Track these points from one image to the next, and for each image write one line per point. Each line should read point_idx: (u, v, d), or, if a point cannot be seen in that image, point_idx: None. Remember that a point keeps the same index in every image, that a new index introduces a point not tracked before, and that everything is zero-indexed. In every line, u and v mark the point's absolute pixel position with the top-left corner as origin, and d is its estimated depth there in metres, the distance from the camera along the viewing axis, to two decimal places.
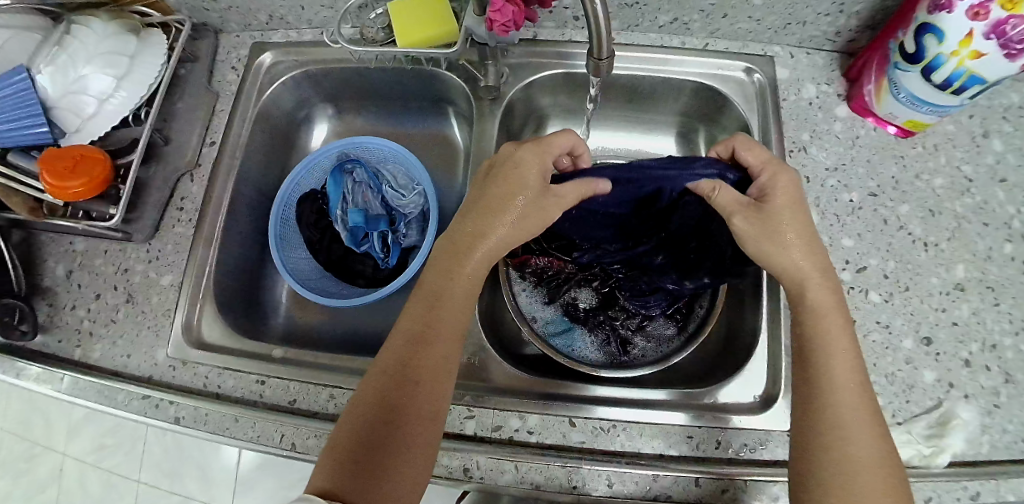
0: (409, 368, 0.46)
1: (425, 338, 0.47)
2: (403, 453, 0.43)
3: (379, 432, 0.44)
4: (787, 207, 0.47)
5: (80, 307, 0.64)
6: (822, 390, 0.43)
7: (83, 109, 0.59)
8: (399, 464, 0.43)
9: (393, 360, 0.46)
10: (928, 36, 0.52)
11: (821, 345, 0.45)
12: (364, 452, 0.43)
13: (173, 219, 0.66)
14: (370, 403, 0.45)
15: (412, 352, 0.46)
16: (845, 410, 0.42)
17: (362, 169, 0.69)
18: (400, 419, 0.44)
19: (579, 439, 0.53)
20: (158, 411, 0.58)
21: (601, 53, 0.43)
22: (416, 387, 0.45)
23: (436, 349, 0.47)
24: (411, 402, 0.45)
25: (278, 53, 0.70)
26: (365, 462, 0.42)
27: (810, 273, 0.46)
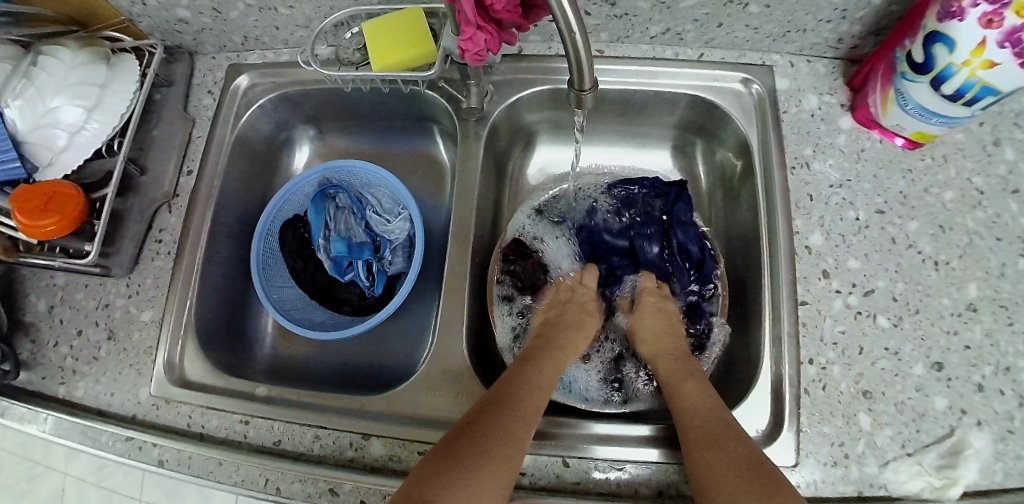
0: (505, 390, 0.49)
1: (516, 376, 0.51)
2: (486, 459, 0.43)
3: (472, 439, 0.44)
4: (651, 318, 0.60)
5: (62, 344, 0.63)
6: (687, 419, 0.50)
7: (55, 143, 0.57)
8: (481, 469, 0.42)
9: (500, 385, 0.50)
10: (937, 45, 0.49)
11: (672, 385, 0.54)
12: (451, 450, 0.43)
13: (153, 251, 0.64)
14: (472, 415, 0.47)
15: (515, 382, 0.50)
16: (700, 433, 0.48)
17: (344, 194, 0.67)
18: (487, 440, 0.44)
19: (573, 479, 0.51)
20: (142, 453, 0.56)
21: (583, 85, 0.40)
22: (508, 405, 0.47)
23: (535, 387, 0.51)
24: (503, 417, 0.46)
25: (254, 75, 0.67)
26: (448, 460, 0.42)
27: (662, 334, 0.59)
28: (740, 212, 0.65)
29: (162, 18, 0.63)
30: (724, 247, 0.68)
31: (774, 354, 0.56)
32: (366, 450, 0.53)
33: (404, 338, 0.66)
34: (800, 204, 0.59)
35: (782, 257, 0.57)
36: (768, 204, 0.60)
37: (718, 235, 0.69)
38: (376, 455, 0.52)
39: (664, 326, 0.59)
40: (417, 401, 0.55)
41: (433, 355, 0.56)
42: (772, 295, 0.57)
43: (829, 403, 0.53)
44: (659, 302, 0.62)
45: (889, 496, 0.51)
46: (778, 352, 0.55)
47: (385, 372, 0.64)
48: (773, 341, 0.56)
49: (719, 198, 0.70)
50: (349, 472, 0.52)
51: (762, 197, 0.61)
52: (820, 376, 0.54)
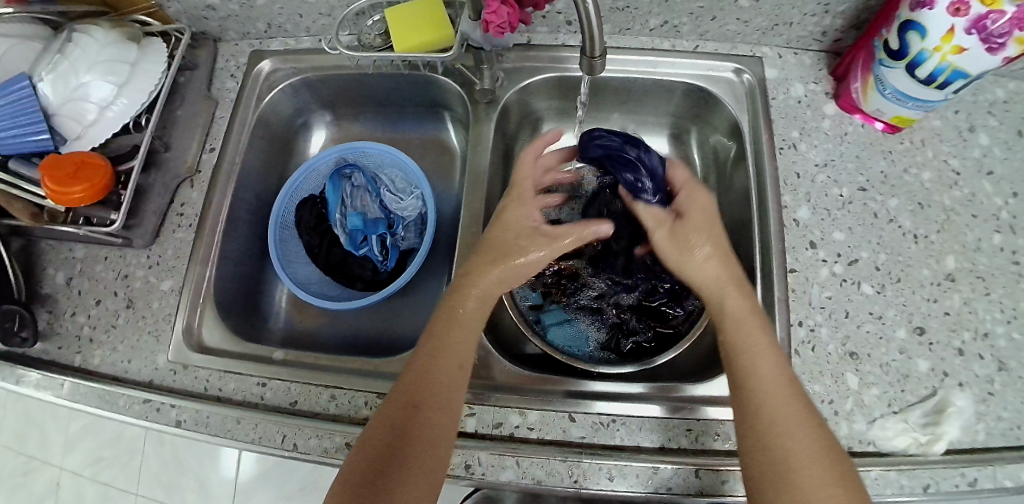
0: (418, 392, 0.46)
1: (428, 368, 0.48)
2: (411, 474, 0.43)
3: (387, 454, 0.43)
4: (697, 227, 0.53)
5: (80, 313, 0.65)
6: (755, 406, 0.44)
7: (85, 117, 0.60)
8: (409, 482, 0.43)
9: (404, 392, 0.47)
10: (911, 33, 0.54)
11: (745, 352, 0.47)
12: (381, 452, 0.44)
13: (173, 224, 0.66)
14: (395, 401, 0.46)
15: (426, 376, 0.47)
16: (779, 417, 0.43)
17: (360, 174, 0.70)
18: (416, 430, 0.44)
19: (579, 433, 0.53)
20: (160, 414, 0.58)
21: (594, 52, 0.44)
22: (426, 408, 0.46)
23: (445, 374, 0.48)
24: (421, 423, 0.45)
25: (276, 60, 0.71)
26: (383, 464, 0.43)
27: (721, 284, 0.50)
28: (733, 193, 0.69)
29: (192, 3, 0.66)
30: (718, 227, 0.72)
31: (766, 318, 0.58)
32: None
33: (415, 311, 0.68)
34: (789, 181, 0.63)
35: (773, 231, 0.61)
36: (760, 182, 0.64)
37: (713, 216, 0.73)
38: None
39: (730, 276, 0.51)
40: None
41: None
42: (765, 265, 0.61)
43: (820, 364, 0.56)
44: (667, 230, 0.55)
45: (877, 451, 0.54)
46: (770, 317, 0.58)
47: (396, 342, 0.67)
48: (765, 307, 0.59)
49: (713, 181, 0.74)
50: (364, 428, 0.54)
51: (754, 176, 0.65)
52: (809, 338, 0.57)
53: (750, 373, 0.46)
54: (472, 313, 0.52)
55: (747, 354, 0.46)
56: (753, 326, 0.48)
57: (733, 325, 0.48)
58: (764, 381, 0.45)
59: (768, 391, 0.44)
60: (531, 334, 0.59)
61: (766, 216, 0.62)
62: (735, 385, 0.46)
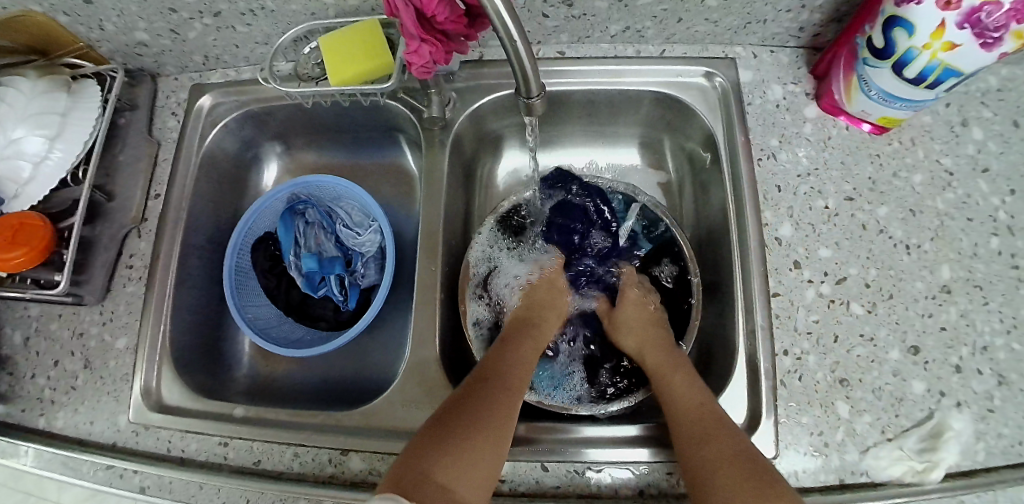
0: (489, 374, 0.50)
1: (499, 367, 0.51)
2: (478, 438, 0.43)
3: (460, 418, 0.44)
4: (631, 311, 0.60)
5: (39, 375, 0.62)
6: (669, 424, 0.49)
7: (20, 174, 0.57)
8: (479, 445, 0.42)
9: (484, 371, 0.50)
10: (897, 29, 0.49)
11: (662, 373, 0.53)
12: (451, 420, 0.44)
13: (124, 277, 0.63)
14: (468, 387, 0.48)
15: (499, 366, 0.51)
16: (685, 422, 0.48)
17: (313, 209, 0.67)
18: (482, 406, 0.46)
19: (553, 483, 0.51)
20: (123, 480, 0.56)
21: (530, 91, 0.39)
22: (498, 390, 0.48)
23: (521, 370, 0.52)
24: (497, 399, 0.47)
25: (218, 94, 0.66)
26: (451, 429, 0.43)
27: (643, 328, 0.58)
28: (712, 207, 0.65)
29: (121, 41, 0.62)
30: (697, 242, 0.68)
31: (750, 347, 0.55)
32: (346, 465, 0.52)
33: (384, 350, 0.65)
34: (770, 195, 0.59)
35: (753, 251, 0.57)
36: (738, 195, 0.60)
37: (692, 229, 0.69)
38: (356, 470, 0.52)
39: (653, 335, 0.57)
40: (396, 412, 0.54)
41: (409, 368, 0.55)
42: (746, 287, 0.57)
43: (808, 394, 0.53)
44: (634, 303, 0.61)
45: (871, 482, 0.51)
46: (752, 346, 0.55)
47: (364, 387, 0.64)
48: (747, 335, 0.56)
49: (691, 193, 0.70)
50: (329, 487, 0.51)
51: (732, 190, 0.60)
52: (796, 367, 0.54)
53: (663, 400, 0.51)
54: (528, 342, 0.56)
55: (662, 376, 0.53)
56: (684, 371, 0.53)
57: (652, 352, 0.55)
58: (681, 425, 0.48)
59: (684, 410, 0.49)
60: None
61: (745, 234, 0.58)
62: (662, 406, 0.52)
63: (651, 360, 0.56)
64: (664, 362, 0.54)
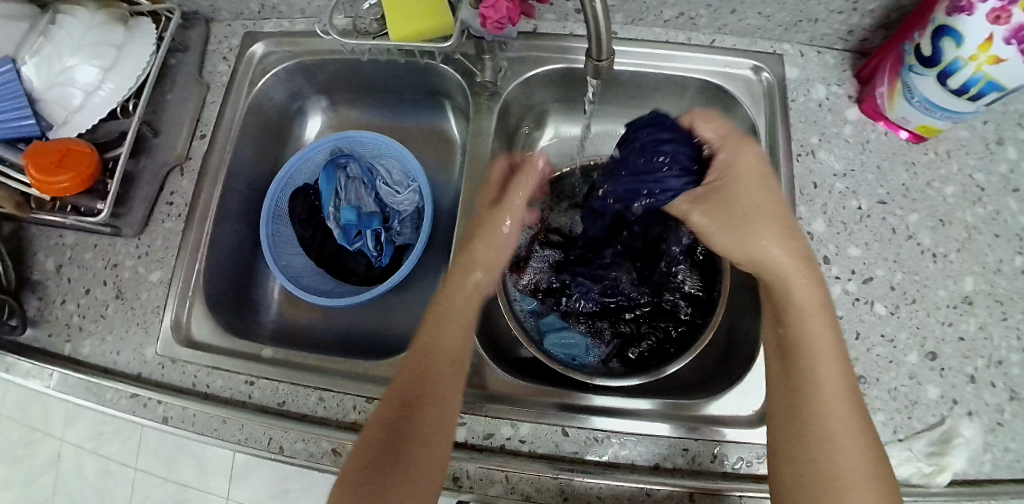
0: (418, 378, 0.47)
1: (425, 364, 0.48)
2: (412, 459, 0.44)
3: (393, 444, 0.45)
4: (747, 188, 0.49)
5: (70, 301, 0.64)
6: (806, 400, 0.43)
7: (71, 101, 0.58)
8: (418, 463, 0.44)
9: (410, 378, 0.47)
10: (945, 39, 0.49)
11: (807, 332, 0.45)
12: (386, 447, 0.45)
13: (162, 214, 0.64)
14: (392, 400, 0.47)
15: (427, 363, 0.48)
16: (827, 402, 0.43)
17: (355, 164, 0.68)
18: (416, 429, 0.45)
19: (571, 449, 0.52)
20: (147, 410, 0.57)
21: (601, 55, 0.41)
22: (432, 394, 0.47)
23: (447, 363, 0.48)
24: (422, 412, 0.46)
25: (270, 43, 0.67)
26: (391, 455, 0.44)
27: (772, 256, 0.47)
28: None
29: None
30: None
31: None
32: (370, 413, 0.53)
33: (409, 308, 0.67)
34: (805, 192, 0.60)
35: None
36: None
37: None
38: None
39: (793, 239, 0.48)
40: None
41: None
42: None
43: None
44: (759, 175, 0.49)
45: None
46: None
47: (388, 343, 0.65)
48: None
49: None
50: (352, 433, 0.52)
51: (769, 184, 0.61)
52: None
53: (792, 371, 0.45)
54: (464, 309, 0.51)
55: (807, 347, 0.45)
56: (815, 314, 0.46)
57: (798, 289, 0.46)
58: (824, 393, 0.43)
59: (821, 388, 0.43)
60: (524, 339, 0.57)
61: None
62: (787, 370, 0.45)
63: (790, 264, 0.47)
64: (799, 279, 0.46)
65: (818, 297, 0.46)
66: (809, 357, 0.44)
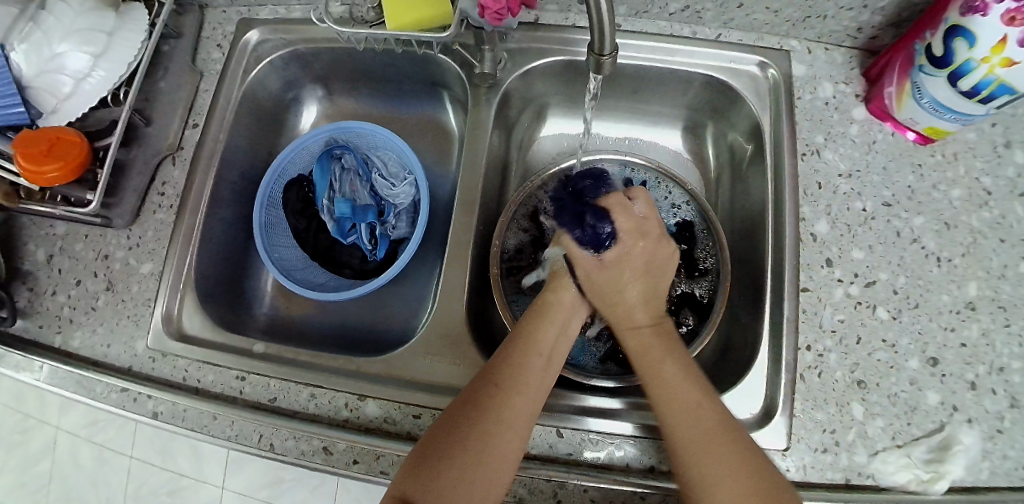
0: (496, 378, 0.47)
1: (527, 343, 0.50)
2: (484, 452, 0.43)
3: (473, 423, 0.45)
4: (644, 258, 0.54)
5: (60, 292, 0.63)
6: (668, 422, 0.46)
7: (60, 89, 0.56)
8: (490, 454, 0.43)
9: (493, 374, 0.48)
10: (959, 39, 0.48)
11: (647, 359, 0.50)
12: (467, 411, 0.45)
13: (154, 204, 0.63)
14: (484, 372, 0.48)
15: (507, 363, 0.48)
16: (681, 421, 0.46)
17: (351, 155, 0.67)
18: (499, 397, 0.46)
19: (566, 450, 0.51)
20: (137, 404, 0.56)
21: (603, 49, 0.39)
22: (510, 394, 0.46)
23: (535, 365, 0.49)
24: (501, 409, 0.45)
25: (266, 30, 0.66)
26: (474, 418, 0.45)
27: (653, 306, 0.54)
28: (748, 197, 0.65)
29: None
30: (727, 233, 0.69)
31: (773, 339, 0.56)
32: (362, 411, 0.53)
33: (405, 304, 0.66)
34: (809, 191, 0.59)
35: (787, 244, 0.57)
36: (778, 187, 0.59)
37: (723, 220, 0.69)
38: (371, 416, 0.52)
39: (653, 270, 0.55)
40: (417, 364, 0.55)
41: (433, 322, 0.56)
42: (776, 282, 0.57)
43: (825, 391, 0.53)
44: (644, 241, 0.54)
45: (876, 486, 0.51)
46: (777, 338, 0.56)
47: (382, 339, 0.64)
48: (772, 327, 0.56)
49: (728, 182, 0.69)
50: (343, 431, 0.52)
51: (773, 184, 0.60)
52: (817, 364, 0.54)
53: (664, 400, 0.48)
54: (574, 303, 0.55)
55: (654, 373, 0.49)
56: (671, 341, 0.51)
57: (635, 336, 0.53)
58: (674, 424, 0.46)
59: (680, 404, 0.47)
60: None
61: (782, 229, 0.58)
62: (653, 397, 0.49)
63: (636, 308, 0.54)
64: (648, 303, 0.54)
65: (670, 359, 0.50)
66: (671, 405, 0.47)
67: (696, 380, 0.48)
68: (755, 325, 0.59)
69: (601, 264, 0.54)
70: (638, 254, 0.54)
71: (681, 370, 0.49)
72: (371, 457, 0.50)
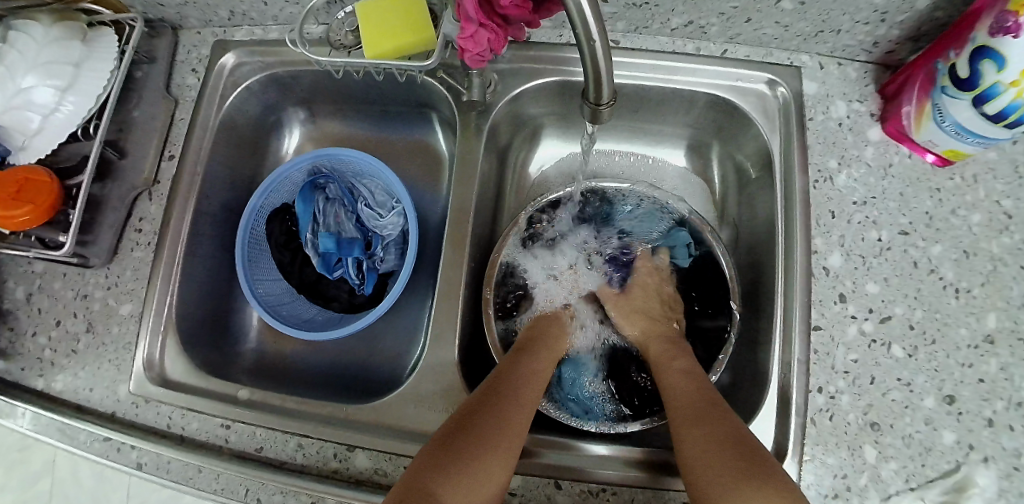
0: (501, 385, 0.48)
1: (509, 381, 0.49)
2: (490, 447, 0.43)
3: (456, 454, 0.42)
4: (643, 295, 0.61)
5: (40, 334, 0.60)
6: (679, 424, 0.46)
7: (29, 126, 0.53)
8: (493, 451, 0.43)
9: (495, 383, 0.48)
10: (985, 61, 0.44)
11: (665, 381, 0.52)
12: (452, 444, 0.42)
13: (132, 241, 0.61)
14: (468, 408, 0.46)
15: (510, 375, 0.50)
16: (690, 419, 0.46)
17: (334, 184, 0.64)
18: (485, 429, 0.44)
19: (565, 502, 0.49)
20: (121, 454, 0.54)
21: (600, 98, 0.35)
22: (513, 400, 0.47)
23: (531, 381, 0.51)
24: (505, 411, 0.46)
25: (242, 53, 0.62)
26: (456, 448, 0.42)
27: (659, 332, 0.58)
28: (755, 222, 0.62)
29: None
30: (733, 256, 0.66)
31: (781, 378, 0.54)
32: (352, 462, 0.51)
33: (396, 338, 0.63)
34: (822, 221, 0.56)
35: (797, 277, 0.54)
36: (787, 215, 0.56)
37: (729, 243, 0.66)
38: (361, 467, 0.51)
39: (660, 327, 0.58)
40: (408, 413, 0.52)
41: (424, 367, 0.53)
42: (784, 318, 0.54)
43: (836, 435, 0.51)
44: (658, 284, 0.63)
45: None
46: (785, 378, 0.53)
47: (373, 377, 0.62)
48: (782, 366, 0.54)
49: (734, 205, 0.66)
50: (332, 485, 0.50)
51: (782, 211, 0.57)
52: (828, 406, 0.52)
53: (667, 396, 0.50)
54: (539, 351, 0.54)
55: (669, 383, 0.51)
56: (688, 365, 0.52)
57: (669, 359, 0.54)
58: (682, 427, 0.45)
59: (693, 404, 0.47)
60: None
61: (791, 261, 0.55)
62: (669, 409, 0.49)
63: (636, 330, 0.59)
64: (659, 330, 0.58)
65: (679, 367, 0.52)
66: (679, 419, 0.47)
67: (703, 389, 0.48)
68: (764, 363, 0.56)
69: (620, 300, 0.62)
70: (648, 277, 0.63)
71: (698, 385, 0.49)
72: None
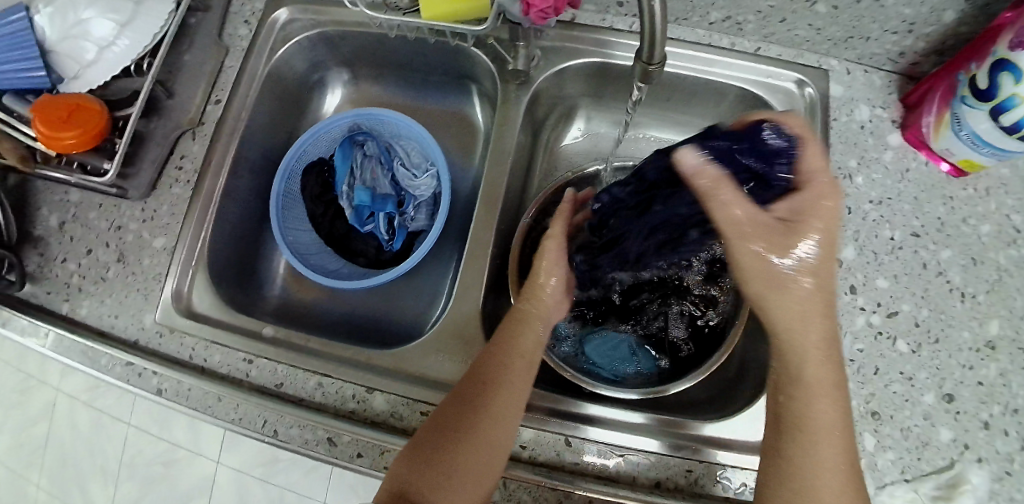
0: (490, 376, 0.47)
1: (501, 360, 0.48)
2: (476, 444, 0.43)
3: (438, 457, 0.43)
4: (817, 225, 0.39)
5: (70, 260, 0.62)
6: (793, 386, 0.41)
7: (83, 56, 0.56)
8: (471, 465, 0.43)
9: (473, 382, 0.47)
10: (1005, 74, 0.46)
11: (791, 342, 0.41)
12: (438, 443, 0.44)
13: (171, 178, 0.63)
14: (457, 400, 0.46)
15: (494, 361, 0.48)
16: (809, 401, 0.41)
17: (373, 142, 0.67)
18: (473, 424, 0.44)
19: (573, 459, 0.51)
20: (141, 380, 0.55)
21: (651, 59, 0.38)
22: (492, 402, 0.45)
23: (527, 344, 0.49)
24: (486, 415, 0.45)
25: (295, 9, 0.64)
26: (443, 449, 0.43)
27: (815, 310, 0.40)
28: None
29: None
30: None
31: None
32: (369, 403, 0.52)
33: (417, 296, 0.65)
34: None
35: None
36: None
37: None
38: (377, 410, 0.52)
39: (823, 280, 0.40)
40: (426, 362, 0.54)
41: (446, 319, 0.55)
42: None
43: None
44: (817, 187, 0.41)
45: None
46: None
47: (392, 330, 0.63)
48: None
49: None
50: (349, 422, 0.51)
51: None
52: None
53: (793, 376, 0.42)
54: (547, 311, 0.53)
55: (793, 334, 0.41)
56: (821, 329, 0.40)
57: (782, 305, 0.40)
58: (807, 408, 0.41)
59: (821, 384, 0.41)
60: (554, 364, 0.55)
61: None
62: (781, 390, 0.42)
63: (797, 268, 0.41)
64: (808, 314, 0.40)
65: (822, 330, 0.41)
66: (809, 389, 0.41)
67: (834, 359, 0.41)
68: (773, 348, 0.58)
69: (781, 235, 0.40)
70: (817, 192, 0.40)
71: (824, 335, 0.41)
72: (375, 451, 0.50)
